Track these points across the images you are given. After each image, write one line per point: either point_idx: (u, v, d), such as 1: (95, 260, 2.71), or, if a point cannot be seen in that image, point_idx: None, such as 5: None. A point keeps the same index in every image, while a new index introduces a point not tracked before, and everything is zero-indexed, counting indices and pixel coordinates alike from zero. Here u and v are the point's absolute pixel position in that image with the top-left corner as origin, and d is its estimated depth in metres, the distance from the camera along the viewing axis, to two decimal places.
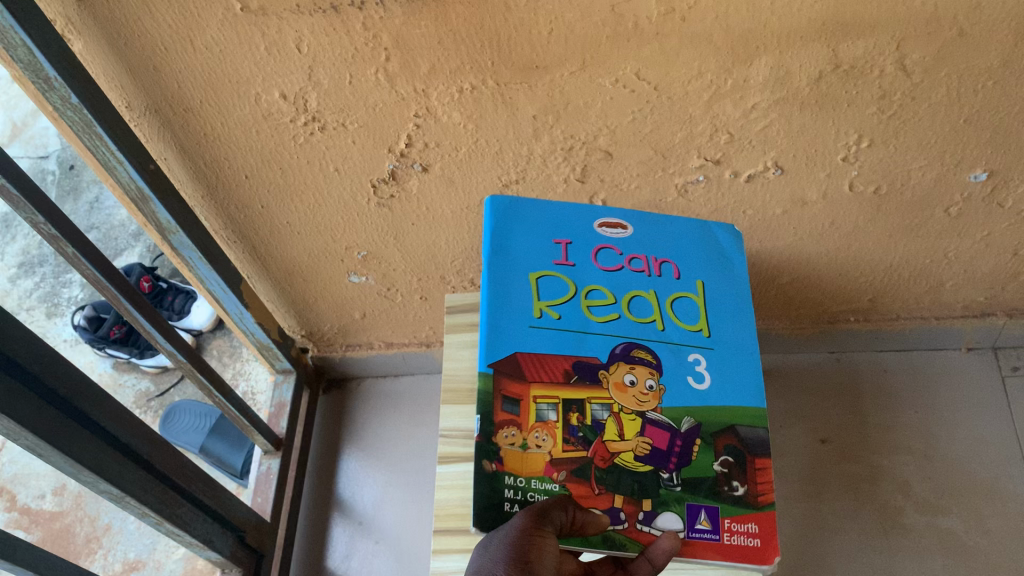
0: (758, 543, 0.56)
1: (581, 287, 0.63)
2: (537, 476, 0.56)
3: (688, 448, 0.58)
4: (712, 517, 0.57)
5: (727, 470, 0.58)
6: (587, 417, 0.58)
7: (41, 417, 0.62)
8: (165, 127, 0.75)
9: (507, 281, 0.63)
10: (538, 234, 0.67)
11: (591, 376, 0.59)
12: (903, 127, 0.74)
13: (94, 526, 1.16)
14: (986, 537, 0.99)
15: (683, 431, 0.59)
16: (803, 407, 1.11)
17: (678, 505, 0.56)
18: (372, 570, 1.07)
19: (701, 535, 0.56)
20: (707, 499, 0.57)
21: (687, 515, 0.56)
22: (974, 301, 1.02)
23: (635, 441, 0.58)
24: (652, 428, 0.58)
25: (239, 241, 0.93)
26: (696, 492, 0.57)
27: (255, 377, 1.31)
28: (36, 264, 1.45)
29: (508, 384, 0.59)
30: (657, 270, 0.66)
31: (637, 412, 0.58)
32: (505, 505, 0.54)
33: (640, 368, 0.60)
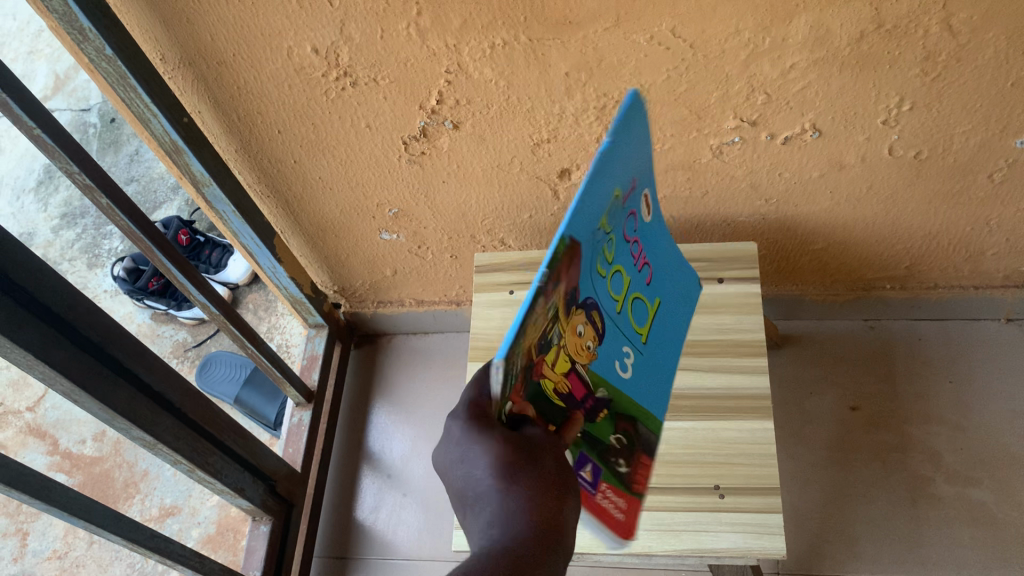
0: (623, 518, 0.58)
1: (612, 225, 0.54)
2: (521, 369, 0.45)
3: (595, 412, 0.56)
4: (595, 471, 0.56)
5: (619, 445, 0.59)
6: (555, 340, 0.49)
7: (77, 364, 0.64)
8: (199, 80, 0.76)
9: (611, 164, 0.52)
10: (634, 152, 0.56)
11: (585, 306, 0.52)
12: (947, 89, 0.71)
13: (132, 471, 1.20)
14: (1018, 510, 0.97)
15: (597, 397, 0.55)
16: (835, 374, 1.10)
17: (576, 448, 0.55)
18: (400, 521, 1.09)
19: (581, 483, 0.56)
20: (598, 456, 0.57)
21: (579, 460, 0.55)
22: (1015, 271, 1.00)
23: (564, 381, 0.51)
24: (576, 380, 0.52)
25: (272, 195, 0.93)
26: (593, 445, 0.56)
27: (290, 331, 1.32)
28: (78, 216, 1.48)
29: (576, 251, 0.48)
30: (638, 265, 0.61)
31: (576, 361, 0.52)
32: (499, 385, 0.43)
33: (592, 329, 0.54)
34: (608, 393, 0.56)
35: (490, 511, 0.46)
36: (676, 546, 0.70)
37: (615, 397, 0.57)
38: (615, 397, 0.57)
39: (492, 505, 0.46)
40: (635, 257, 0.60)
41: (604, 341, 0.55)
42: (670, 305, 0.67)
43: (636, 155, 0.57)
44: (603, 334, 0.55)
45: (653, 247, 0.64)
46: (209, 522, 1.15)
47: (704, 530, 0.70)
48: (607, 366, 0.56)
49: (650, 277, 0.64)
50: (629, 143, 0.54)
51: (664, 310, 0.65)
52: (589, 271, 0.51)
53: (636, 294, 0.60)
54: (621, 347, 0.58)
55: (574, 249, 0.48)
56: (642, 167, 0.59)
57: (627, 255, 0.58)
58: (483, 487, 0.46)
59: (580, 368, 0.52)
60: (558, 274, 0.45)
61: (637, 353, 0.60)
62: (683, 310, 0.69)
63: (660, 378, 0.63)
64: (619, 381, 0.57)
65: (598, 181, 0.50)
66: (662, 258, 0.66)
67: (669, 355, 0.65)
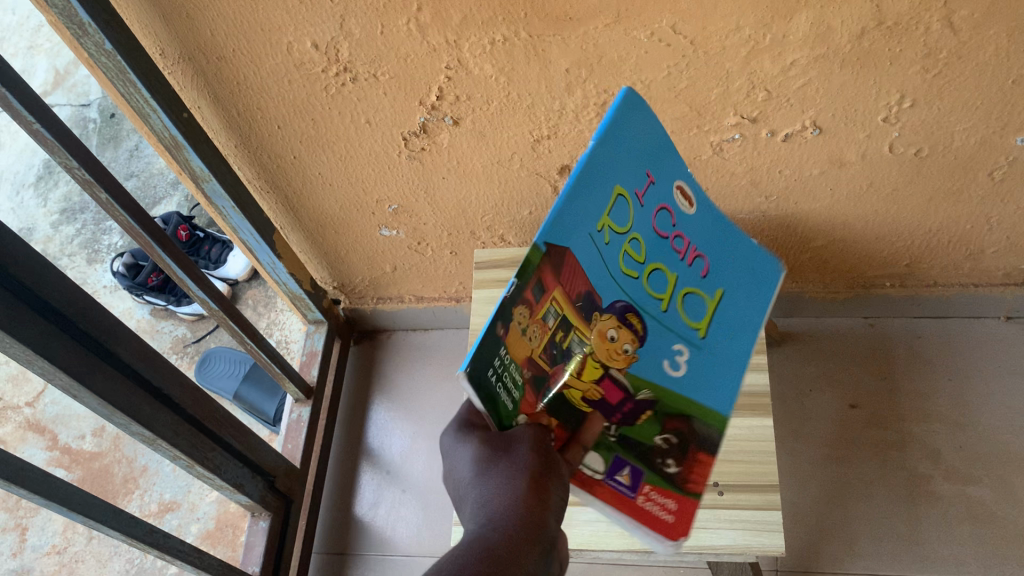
0: (675, 520, 0.50)
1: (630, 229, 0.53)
2: (517, 363, 0.45)
3: (635, 414, 0.53)
4: (634, 474, 0.51)
5: (666, 446, 0.53)
6: (565, 341, 0.49)
7: (76, 359, 0.64)
8: (198, 75, 0.75)
9: (597, 171, 0.52)
10: (635, 156, 0.55)
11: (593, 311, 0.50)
12: (948, 87, 0.71)
13: (131, 467, 1.20)
14: (1017, 508, 0.98)
15: (637, 399, 0.53)
16: (834, 371, 1.10)
17: (606, 451, 0.51)
18: (399, 518, 1.09)
19: (616, 485, 0.50)
20: (637, 460, 0.51)
21: (611, 464, 0.51)
22: (1015, 269, 0.99)
23: (589, 385, 0.51)
24: (608, 383, 0.52)
25: (272, 191, 0.93)
26: (629, 449, 0.52)
27: (289, 327, 1.32)
28: (78, 212, 1.48)
29: (555, 265, 0.48)
30: (690, 259, 0.58)
31: (603, 362, 0.51)
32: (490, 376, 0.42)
33: (626, 330, 0.52)
34: (653, 393, 0.54)
35: (473, 504, 0.46)
36: None
37: (666, 396, 0.54)
38: (665, 396, 0.54)
39: (473, 499, 0.46)
40: (680, 250, 0.57)
41: (646, 341, 0.53)
42: (739, 294, 0.61)
43: (640, 151, 0.56)
44: (644, 335, 0.53)
45: (708, 237, 0.60)
46: (208, 517, 1.15)
47: (702, 526, 0.70)
48: (651, 366, 0.54)
49: (710, 270, 0.60)
50: (623, 139, 0.54)
51: (734, 302, 0.60)
52: (600, 274, 0.51)
53: (687, 288, 0.57)
54: (670, 345, 0.55)
55: (556, 255, 0.48)
56: (657, 159, 0.57)
57: (666, 250, 0.56)
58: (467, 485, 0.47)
59: (616, 373, 0.52)
60: (541, 282, 0.46)
61: (695, 350, 0.56)
62: (754, 291, 0.62)
63: (732, 373, 0.57)
64: (670, 379, 0.54)
65: (580, 184, 0.51)
66: (723, 249, 0.62)
67: (743, 347, 0.59)
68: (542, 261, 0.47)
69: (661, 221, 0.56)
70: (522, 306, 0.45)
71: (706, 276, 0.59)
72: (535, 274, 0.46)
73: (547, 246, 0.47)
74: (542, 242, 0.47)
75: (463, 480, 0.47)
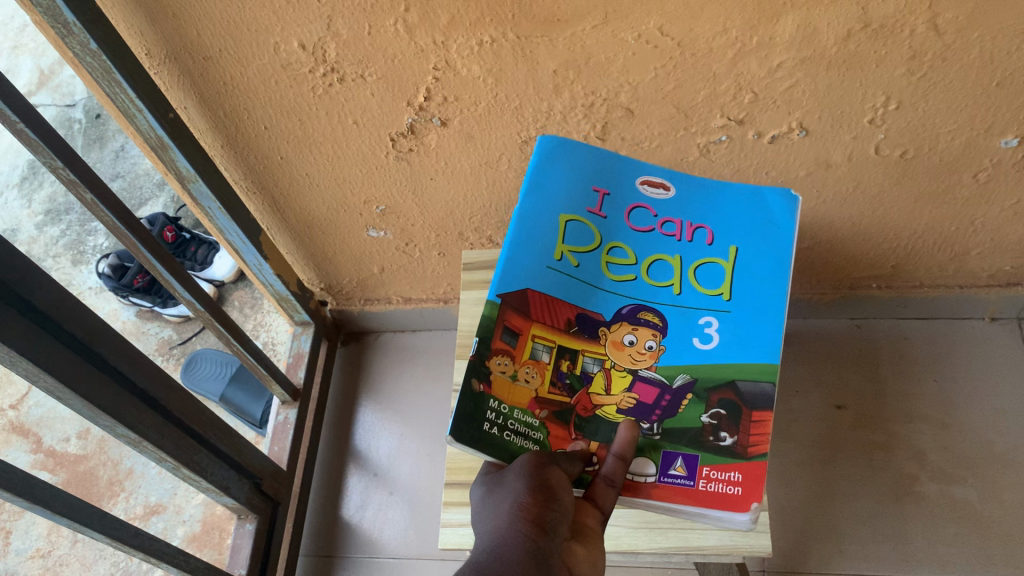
0: (741, 491, 0.54)
1: (603, 241, 0.62)
2: (518, 407, 0.55)
3: (677, 402, 0.57)
4: (689, 463, 0.55)
5: (717, 421, 0.56)
6: (577, 366, 0.57)
7: (61, 360, 0.63)
8: (185, 76, 0.75)
9: (540, 216, 0.63)
10: (580, 182, 0.65)
11: (591, 330, 0.58)
12: (932, 89, 0.72)
13: (116, 470, 1.19)
14: (1001, 508, 0.98)
15: (674, 387, 0.57)
16: (820, 372, 1.11)
17: (653, 451, 0.55)
18: (386, 520, 1.09)
19: (674, 481, 0.55)
20: (687, 447, 0.55)
21: (661, 461, 0.55)
22: (1000, 271, 1.00)
23: (621, 395, 0.57)
24: (642, 384, 0.57)
25: (259, 191, 0.93)
26: (676, 440, 0.56)
27: (276, 328, 1.32)
28: (62, 213, 1.47)
29: (514, 316, 0.58)
30: (688, 236, 0.62)
31: (629, 369, 0.57)
32: (485, 425, 0.54)
33: (643, 329, 0.59)
34: (690, 373, 0.57)
35: (480, 527, 0.51)
36: (660, 544, 0.70)
37: (703, 372, 0.57)
38: (699, 373, 0.57)
39: (480, 524, 0.51)
40: (674, 232, 0.63)
41: (666, 330, 0.59)
42: (765, 236, 0.62)
43: (593, 174, 0.65)
44: (663, 325, 0.59)
45: (701, 206, 0.64)
46: (194, 520, 1.15)
47: (689, 528, 0.70)
48: (680, 351, 0.58)
49: (722, 232, 0.63)
50: (563, 177, 0.65)
51: (759, 251, 0.62)
52: (582, 293, 0.60)
53: (697, 261, 0.61)
54: (696, 321, 0.59)
55: (519, 300, 0.58)
56: (613, 174, 0.65)
57: (656, 239, 0.62)
58: (480, 512, 0.52)
59: (646, 371, 0.57)
60: (509, 327, 0.57)
61: (724, 315, 0.59)
62: (779, 231, 0.63)
63: (769, 322, 0.59)
64: (701, 354, 0.58)
65: (527, 233, 0.62)
66: (739, 205, 0.64)
67: (774, 291, 0.60)
68: (501, 311, 0.58)
69: (639, 219, 0.63)
70: (501, 357, 0.57)
71: (715, 241, 0.62)
72: (499, 324, 0.57)
73: (500, 297, 0.58)
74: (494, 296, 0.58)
75: (479, 508, 0.52)
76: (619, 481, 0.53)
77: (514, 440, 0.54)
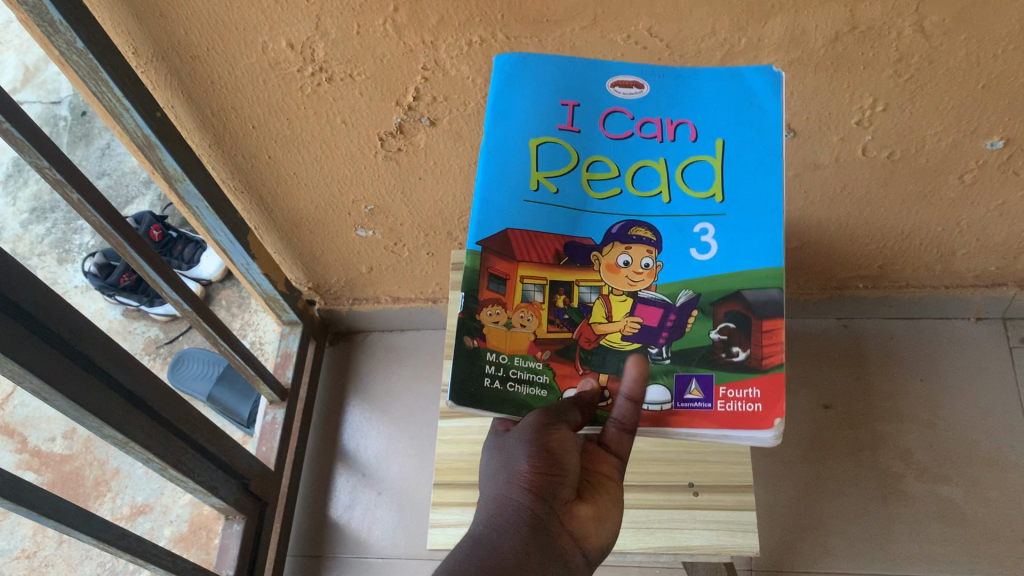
0: (761, 408, 0.49)
1: (581, 158, 0.54)
2: (518, 354, 0.51)
3: (682, 321, 0.51)
4: (704, 385, 0.50)
5: (726, 337, 0.50)
6: (575, 299, 0.51)
7: (47, 362, 0.63)
8: (172, 75, 0.75)
9: (504, 143, 0.54)
10: (544, 96, 0.55)
11: (583, 258, 0.52)
12: (919, 91, 0.72)
13: (103, 470, 1.18)
14: (986, 506, 0.99)
15: (678, 305, 0.51)
16: (808, 372, 1.11)
17: (666, 377, 0.50)
18: (374, 520, 1.09)
19: (691, 406, 0.50)
20: (700, 368, 0.50)
21: (675, 386, 0.50)
22: (985, 271, 1.01)
23: (624, 321, 0.51)
24: (645, 307, 0.51)
25: (247, 190, 0.92)
26: (687, 361, 0.50)
27: (263, 328, 1.32)
28: (48, 210, 1.45)
29: (498, 262, 0.52)
30: (671, 135, 0.54)
31: (629, 292, 0.51)
32: (484, 381, 0.50)
33: (637, 248, 0.52)
34: (695, 289, 0.51)
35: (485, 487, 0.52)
36: (651, 544, 0.69)
37: (705, 285, 0.51)
38: (703, 287, 0.51)
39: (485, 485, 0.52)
40: (655, 133, 0.54)
41: (661, 243, 0.52)
42: (752, 121, 0.53)
43: (556, 85, 0.55)
44: (658, 240, 0.52)
45: (678, 98, 0.54)
46: (182, 520, 1.14)
47: (679, 528, 0.70)
48: (679, 267, 0.51)
49: (705, 125, 0.54)
50: (525, 94, 0.56)
51: (748, 136, 0.53)
52: (565, 221, 0.52)
53: (684, 163, 0.53)
54: (691, 231, 0.52)
55: (499, 244, 0.52)
56: (580, 81, 0.56)
57: (638, 146, 0.54)
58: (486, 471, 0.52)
59: (646, 292, 0.51)
60: (495, 274, 0.51)
61: (721, 219, 0.52)
62: (765, 113, 0.53)
63: (772, 213, 0.51)
64: (701, 266, 0.51)
65: (494, 163, 0.54)
66: (715, 88, 0.54)
67: (771, 180, 0.52)
68: (483, 259, 0.51)
69: (615, 126, 0.54)
70: (491, 305, 0.51)
71: (700, 137, 0.54)
72: (483, 274, 0.51)
73: (478, 245, 0.51)
74: (472, 245, 0.51)
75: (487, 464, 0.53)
76: (631, 424, 0.50)
77: (520, 392, 0.50)
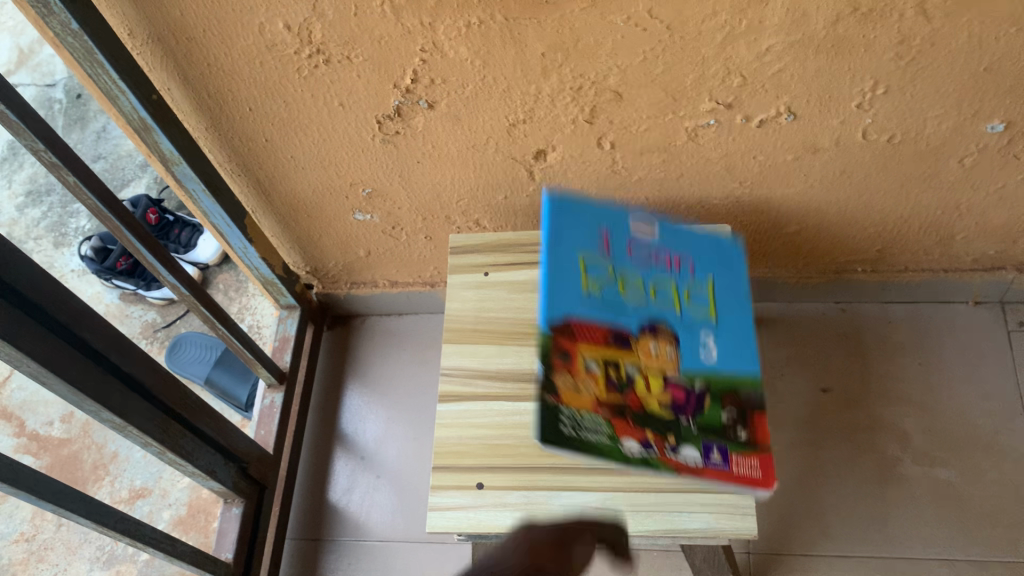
0: (762, 474, 0.67)
1: (617, 277, 0.76)
2: (585, 412, 0.68)
3: (701, 403, 0.70)
4: (722, 452, 0.68)
5: (733, 421, 0.69)
6: (622, 371, 0.71)
7: (44, 345, 0.63)
8: (168, 57, 0.74)
9: (562, 258, 0.76)
10: (591, 227, 0.78)
11: (626, 343, 0.72)
12: (920, 74, 0.72)
13: (101, 454, 1.18)
14: (983, 489, 1.00)
15: (697, 391, 0.71)
16: (806, 356, 1.11)
17: (695, 440, 0.68)
18: (373, 503, 1.09)
19: (713, 464, 0.67)
20: (718, 439, 0.68)
21: (702, 449, 0.68)
22: (984, 255, 1.01)
23: (661, 396, 0.70)
24: (674, 386, 0.71)
25: (244, 174, 0.92)
26: (708, 432, 0.69)
27: (261, 312, 1.31)
28: (43, 194, 1.45)
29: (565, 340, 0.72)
30: (676, 266, 0.77)
31: (662, 374, 0.71)
32: (564, 428, 0.67)
33: (662, 340, 0.73)
34: (705, 381, 0.71)
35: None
36: (648, 527, 0.69)
37: (712, 380, 0.71)
38: (711, 380, 0.71)
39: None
40: (668, 265, 0.77)
41: (679, 342, 0.73)
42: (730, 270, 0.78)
43: (597, 220, 0.79)
44: (676, 340, 0.73)
45: (681, 242, 0.79)
46: (180, 504, 1.14)
47: (676, 511, 0.70)
48: (692, 363, 0.72)
49: (699, 264, 0.78)
50: (573, 223, 0.78)
51: (729, 279, 0.77)
52: (611, 318, 0.73)
53: (688, 289, 0.76)
54: (697, 338, 0.73)
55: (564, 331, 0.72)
56: (614, 219, 0.79)
57: (657, 272, 0.76)
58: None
59: (673, 375, 0.71)
60: (563, 350, 0.71)
61: (716, 334, 0.74)
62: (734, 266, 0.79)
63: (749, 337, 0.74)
64: (707, 365, 0.72)
65: (557, 274, 0.75)
66: (698, 240, 0.79)
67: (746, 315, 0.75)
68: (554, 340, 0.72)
69: (638, 254, 0.77)
70: (564, 374, 0.70)
71: (696, 271, 0.77)
72: (555, 350, 0.71)
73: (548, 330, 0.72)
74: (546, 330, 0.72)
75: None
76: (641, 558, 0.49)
77: (591, 437, 0.67)
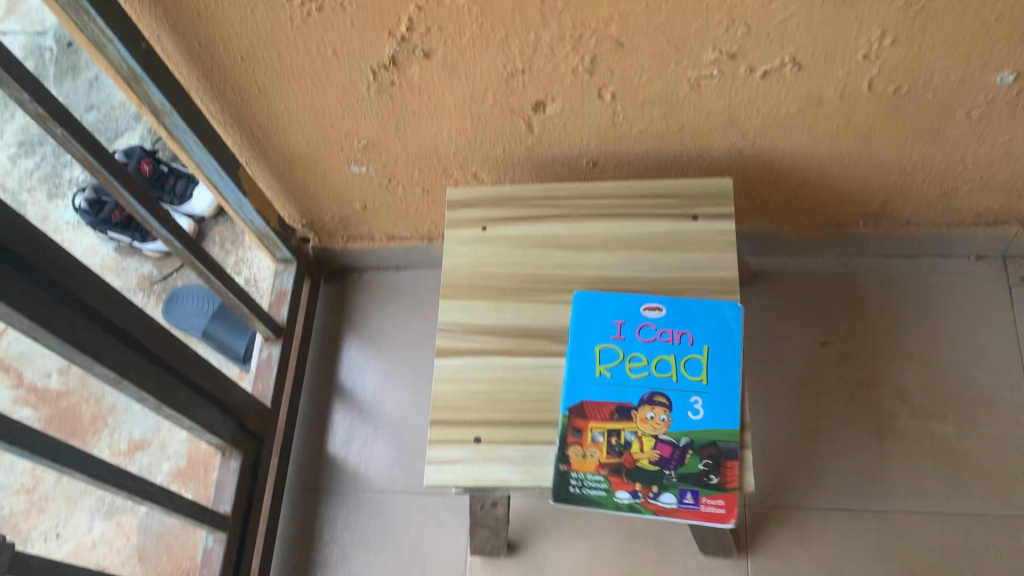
0: (724, 510, 0.67)
1: (625, 354, 0.75)
2: (589, 473, 0.70)
3: (683, 455, 0.69)
4: (690, 494, 0.68)
5: (707, 466, 0.69)
6: (621, 437, 0.71)
7: (36, 300, 0.62)
8: (156, 4, 0.72)
9: (577, 348, 0.76)
10: (605, 312, 0.78)
11: (626, 415, 0.72)
12: (930, 23, 0.70)
13: (99, 406, 1.18)
14: (980, 444, 1.00)
15: (682, 445, 0.70)
16: (806, 310, 1.11)
17: (673, 488, 0.68)
18: (371, 456, 1.10)
19: (682, 505, 0.68)
20: (690, 484, 0.68)
21: (676, 494, 0.68)
22: (988, 209, 1.00)
23: (650, 452, 0.70)
24: (662, 444, 0.70)
25: (237, 125, 0.90)
26: (684, 479, 0.69)
27: (257, 265, 1.30)
28: (36, 144, 1.42)
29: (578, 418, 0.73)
30: (677, 338, 0.75)
31: (654, 434, 0.71)
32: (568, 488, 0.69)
33: (659, 406, 0.72)
34: (688, 436, 0.70)
35: None
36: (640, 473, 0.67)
37: (694, 434, 0.70)
38: (695, 437, 0.70)
39: None
40: (671, 337, 0.75)
41: (672, 406, 0.72)
42: (726, 334, 0.75)
43: (611, 307, 0.78)
44: (669, 403, 0.72)
45: (687, 312, 0.76)
46: (180, 456, 1.15)
47: None
48: (681, 424, 0.71)
49: (697, 333, 0.75)
50: (592, 316, 0.78)
51: (728, 345, 0.74)
52: (613, 392, 0.73)
53: (686, 357, 0.74)
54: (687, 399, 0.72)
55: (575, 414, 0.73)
56: (623, 304, 0.78)
57: (660, 346, 0.75)
58: None
59: (663, 434, 0.71)
60: (575, 427, 0.72)
61: (705, 395, 0.72)
62: (732, 330, 0.75)
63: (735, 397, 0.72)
64: (693, 423, 0.71)
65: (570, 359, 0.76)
66: (702, 308, 0.76)
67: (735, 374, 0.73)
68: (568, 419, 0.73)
69: (646, 332, 0.76)
70: (574, 446, 0.71)
71: (695, 339, 0.75)
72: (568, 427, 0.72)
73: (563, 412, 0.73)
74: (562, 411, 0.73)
75: None
76: None
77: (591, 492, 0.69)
